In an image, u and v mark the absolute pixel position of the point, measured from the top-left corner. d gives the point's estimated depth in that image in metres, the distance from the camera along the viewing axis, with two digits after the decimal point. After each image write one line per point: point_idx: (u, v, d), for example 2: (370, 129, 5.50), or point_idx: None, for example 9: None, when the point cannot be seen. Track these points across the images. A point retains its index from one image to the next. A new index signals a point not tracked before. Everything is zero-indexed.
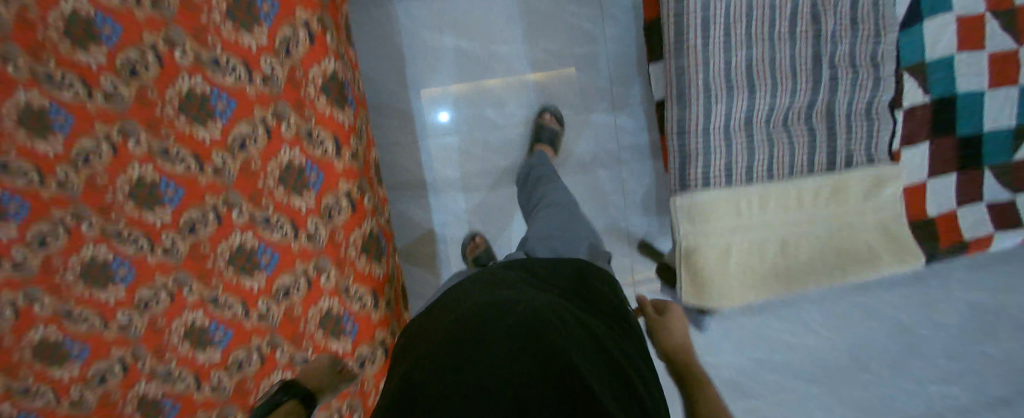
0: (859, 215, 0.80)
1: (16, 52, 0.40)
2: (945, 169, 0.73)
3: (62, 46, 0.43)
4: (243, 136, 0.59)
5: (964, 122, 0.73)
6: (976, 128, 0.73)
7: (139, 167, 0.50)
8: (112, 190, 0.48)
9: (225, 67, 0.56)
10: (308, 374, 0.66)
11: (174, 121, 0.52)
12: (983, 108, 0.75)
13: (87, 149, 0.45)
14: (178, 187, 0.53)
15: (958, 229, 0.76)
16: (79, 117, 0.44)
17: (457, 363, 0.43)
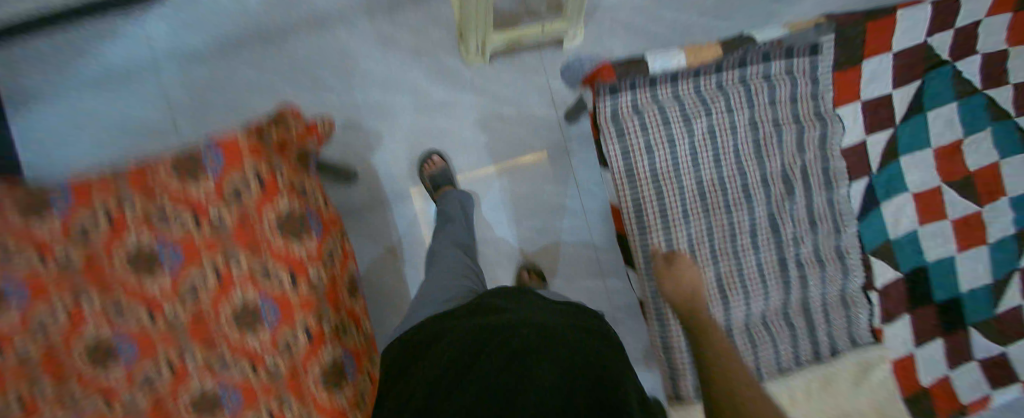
0: (872, 392, 0.61)
1: (92, 299, 0.42)
2: (944, 319, 0.66)
3: (132, 281, 0.44)
4: (288, 340, 0.50)
5: (961, 262, 0.67)
6: (975, 269, 0.66)
7: (199, 383, 0.46)
8: (177, 408, 0.44)
9: (274, 276, 0.50)
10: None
11: (229, 333, 0.48)
12: (986, 240, 0.66)
13: (146, 378, 0.44)
14: (236, 393, 0.47)
15: (972, 377, 0.66)
16: (140, 344, 0.44)
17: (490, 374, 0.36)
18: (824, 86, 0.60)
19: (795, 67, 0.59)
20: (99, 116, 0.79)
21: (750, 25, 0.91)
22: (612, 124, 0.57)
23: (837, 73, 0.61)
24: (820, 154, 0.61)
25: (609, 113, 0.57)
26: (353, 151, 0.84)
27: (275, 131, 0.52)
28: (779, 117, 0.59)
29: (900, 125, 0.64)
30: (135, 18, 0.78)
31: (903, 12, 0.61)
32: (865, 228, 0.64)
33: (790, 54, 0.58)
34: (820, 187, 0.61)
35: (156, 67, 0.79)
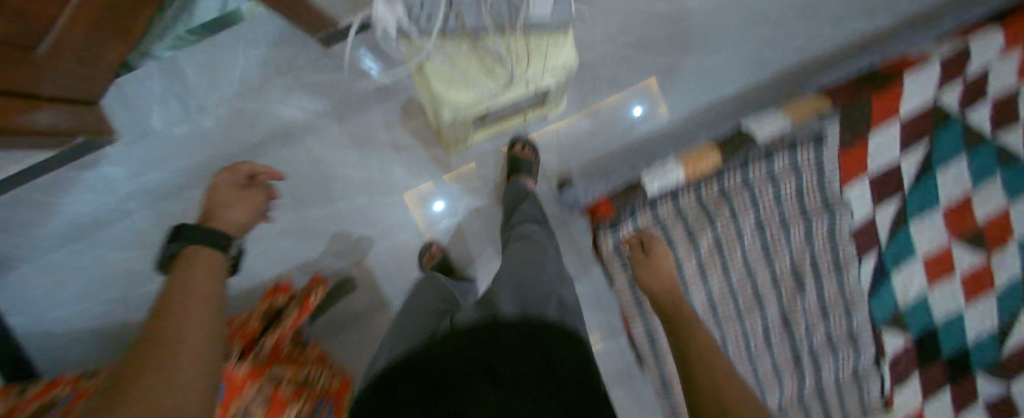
0: None
1: None
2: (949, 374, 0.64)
3: None
4: None
5: (968, 312, 0.63)
6: (980, 315, 0.63)
7: None
8: None
9: None
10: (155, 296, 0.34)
11: None
12: (995, 286, 0.62)
13: None
14: None
15: None
16: None
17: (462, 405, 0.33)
18: (831, 173, 0.58)
19: (800, 162, 0.58)
20: (78, 270, 0.76)
21: (738, 58, 0.85)
22: (619, 257, 0.60)
23: (848, 151, 0.57)
24: (828, 242, 0.61)
25: (613, 246, 0.60)
26: (347, 256, 0.84)
27: (269, 336, 0.56)
28: (785, 214, 0.60)
29: (911, 192, 0.64)
30: (89, 164, 0.73)
31: (906, 79, 0.57)
32: (875, 305, 0.67)
33: (794, 147, 0.57)
34: (829, 272, 0.62)
35: (124, 211, 0.75)
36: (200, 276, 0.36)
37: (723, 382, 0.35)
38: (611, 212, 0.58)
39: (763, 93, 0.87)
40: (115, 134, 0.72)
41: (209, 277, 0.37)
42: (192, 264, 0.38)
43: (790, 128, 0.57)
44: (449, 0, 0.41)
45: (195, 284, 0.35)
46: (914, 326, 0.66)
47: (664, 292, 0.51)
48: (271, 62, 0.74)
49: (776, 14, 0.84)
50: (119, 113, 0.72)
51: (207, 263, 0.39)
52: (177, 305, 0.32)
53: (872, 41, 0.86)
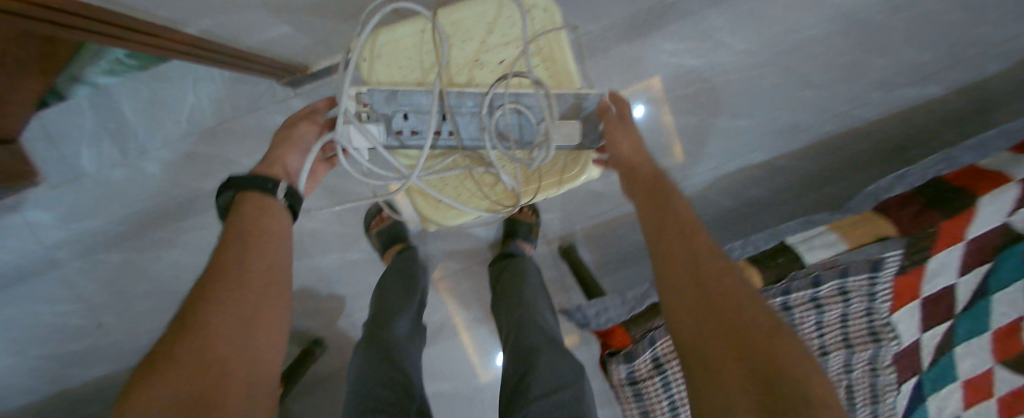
0: None
1: None
2: None
3: None
4: None
5: None
6: None
7: None
8: None
9: None
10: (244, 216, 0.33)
11: None
12: None
13: None
14: None
15: None
16: None
17: None
18: (883, 303, 0.50)
19: (850, 286, 0.49)
20: (6, 322, 0.67)
21: (771, 122, 0.75)
22: (629, 389, 0.49)
23: (904, 275, 0.49)
24: (867, 372, 0.54)
25: (622, 377, 0.48)
26: (317, 316, 0.75)
27: None
28: (825, 341, 0.52)
29: (959, 315, 0.56)
30: (11, 207, 0.63)
31: (984, 200, 0.47)
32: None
33: (846, 273, 0.49)
34: (863, 401, 0.56)
35: (53, 262, 0.65)
36: (265, 227, 0.33)
37: (735, 300, 0.26)
38: (626, 340, 0.48)
39: (798, 163, 0.76)
40: (38, 176, 0.61)
41: (273, 243, 0.34)
42: (257, 214, 0.34)
43: (843, 251, 0.50)
44: (443, 110, 0.39)
45: (255, 237, 0.32)
46: None
47: (637, 163, 0.41)
48: (228, 100, 0.63)
49: (819, 76, 0.73)
50: (41, 152, 0.61)
51: (275, 215, 0.35)
52: (233, 264, 0.30)
53: (925, 112, 0.74)
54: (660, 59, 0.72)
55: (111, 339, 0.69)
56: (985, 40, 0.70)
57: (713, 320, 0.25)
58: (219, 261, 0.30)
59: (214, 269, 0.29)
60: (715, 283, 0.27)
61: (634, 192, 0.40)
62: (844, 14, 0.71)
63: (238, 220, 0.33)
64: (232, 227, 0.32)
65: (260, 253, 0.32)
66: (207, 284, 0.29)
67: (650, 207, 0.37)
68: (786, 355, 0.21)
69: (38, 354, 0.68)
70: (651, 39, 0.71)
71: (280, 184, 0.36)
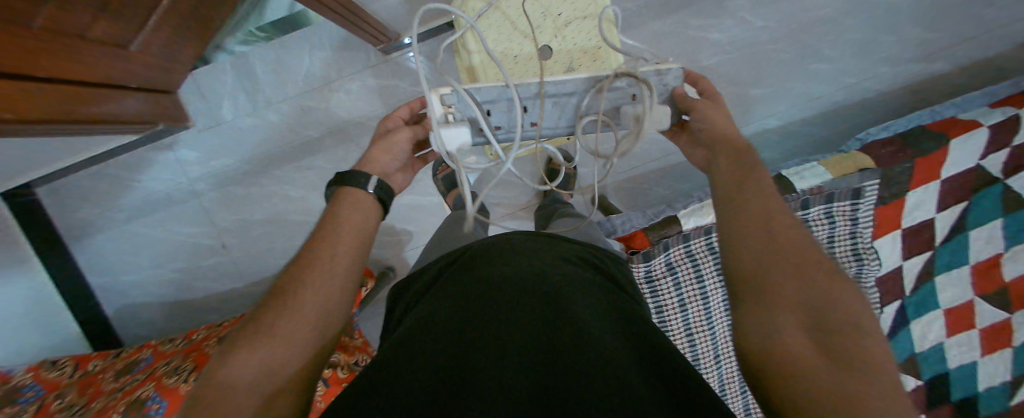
0: None
1: (202, 330, 0.75)
2: (956, 415, 0.73)
3: (212, 329, 0.75)
4: None
5: (983, 363, 0.71)
6: (996, 367, 0.70)
7: (146, 386, 0.63)
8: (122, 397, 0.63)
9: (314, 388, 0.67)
10: (346, 207, 0.37)
11: (166, 380, 0.63)
12: (1013, 343, 0.68)
13: (136, 362, 0.72)
14: (161, 399, 0.59)
15: None
16: (155, 356, 0.72)
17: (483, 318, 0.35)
18: (864, 227, 0.68)
19: (835, 211, 0.68)
20: (153, 241, 0.86)
21: (786, 93, 0.82)
22: (647, 284, 0.73)
23: (885, 206, 0.67)
24: None
25: (642, 273, 0.73)
26: (390, 249, 0.91)
27: None
28: None
29: (940, 247, 0.69)
30: (165, 146, 0.80)
31: (956, 142, 0.66)
32: (891, 346, 0.72)
33: (830, 199, 0.68)
34: None
35: (194, 192, 0.83)
36: (353, 223, 0.36)
37: (803, 257, 0.28)
38: (644, 243, 0.75)
39: (809, 128, 0.85)
40: (188, 122, 0.80)
41: (354, 232, 0.36)
42: (352, 212, 0.37)
43: (830, 181, 0.70)
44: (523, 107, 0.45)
45: (345, 230, 0.35)
46: (928, 374, 0.73)
47: (726, 132, 0.38)
48: (332, 65, 0.78)
49: (831, 50, 0.79)
50: (194, 103, 0.80)
51: (366, 210, 0.38)
52: (307, 266, 0.32)
53: (922, 87, 0.82)
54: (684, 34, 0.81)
55: (232, 257, 0.87)
56: (986, 20, 0.77)
57: (779, 273, 0.28)
58: (314, 245, 0.34)
59: (311, 250, 0.34)
60: (788, 244, 0.29)
61: (713, 160, 0.37)
62: None
63: (337, 210, 0.37)
64: (331, 214, 0.37)
65: (342, 242, 0.35)
66: (305, 265, 0.33)
67: (729, 164, 0.36)
68: (844, 311, 0.26)
69: (177, 267, 0.87)
70: (680, 16, 0.78)
71: (371, 178, 0.39)
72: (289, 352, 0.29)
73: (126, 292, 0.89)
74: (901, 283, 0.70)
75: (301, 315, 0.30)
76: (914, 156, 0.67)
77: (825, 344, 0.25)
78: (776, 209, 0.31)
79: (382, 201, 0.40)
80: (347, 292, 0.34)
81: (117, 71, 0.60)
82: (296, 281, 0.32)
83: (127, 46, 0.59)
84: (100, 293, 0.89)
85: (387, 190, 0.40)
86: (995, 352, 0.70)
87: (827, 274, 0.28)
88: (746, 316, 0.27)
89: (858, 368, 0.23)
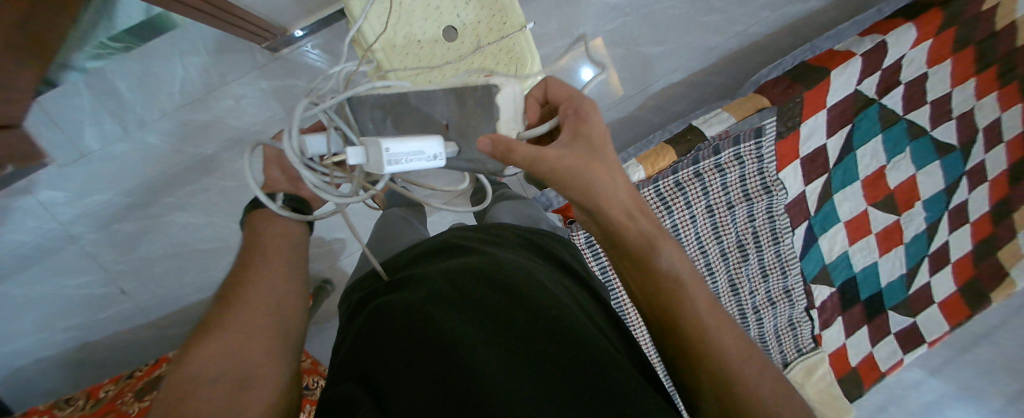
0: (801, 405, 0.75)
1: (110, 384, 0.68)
2: (867, 312, 0.82)
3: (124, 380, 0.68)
4: None
5: (881, 262, 0.81)
6: (893, 264, 0.81)
7: None
8: None
9: None
10: (267, 226, 0.39)
11: None
12: (903, 240, 0.80)
13: None
14: None
15: (860, 345, 0.83)
16: None
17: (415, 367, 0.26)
18: (768, 162, 0.73)
19: (742, 152, 0.73)
20: (32, 303, 0.74)
21: (686, 45, 0.85)
22: (589, 249, 0.74)
23: (783, 139, 0.72)
24: (767, 218, 0.77)
25: (583, 239, 0.74)
26: (323, 262, 0.86)
27: None
28: (731, 196, 0.75)
29: (834, 169, 0.76)
30: (20, 191, 0.69)
31: (835, 72, 0.71)
32: (805, 262, 0.80)
33: (737, 141, 0.73)
34: (768, 244, 0.78)
35: (73, 237, 0.72)
36: (280, 237, 0.38)
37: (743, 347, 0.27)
38: None
39: (711, 77, 0.89)
40: (47, 158, 0.68)
41: (283, 243, 0.38)
42: (271, 227, 0.39)
43: (734, 124, 0.75)
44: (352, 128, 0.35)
45: (270, 242, 0.37)
46: (840, 282, 0.81)
47: (607, 204, 0.31)
48: (214, 71, 0.71)
49: (720, 1, 0.82)
50: (47, 136, 0.68)
51: (284, 224, 0.40)
52: (248, 277, 0.34)
53: (802, 26, 0.88)
54: None
55: (138, 301, 0.79)
56: None
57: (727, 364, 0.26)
58: (245, 262, 0.35)
59: (243, 267, 0.35)
60: (698, 305, 0.29)
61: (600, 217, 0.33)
62: None
63: (256, 232, 0.38)
64: (255, 235, 0.38)
65: (270, 252, 0.37)
66: (242, 276, 0.34)
67: (650, 224, 0.32)
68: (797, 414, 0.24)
69: (73, 324, 0.77)
70: None
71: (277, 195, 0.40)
72: (259, 336, 0.30)
73: (12, 365, 0.77)
74: (807, 206, 0.77)
75: (255, 312, 0.31)
76: (802, 90, 0.72)
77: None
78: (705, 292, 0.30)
79: (296, 210, 0.41)
80: (294, 291, 0.36)
81: None
82: (241, 289, 0.33)
83: None
84: None
85: (295, 200, 0.41)
86: (890, 251, 0.80)
87: (740, 344, 0.28)
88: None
89: None
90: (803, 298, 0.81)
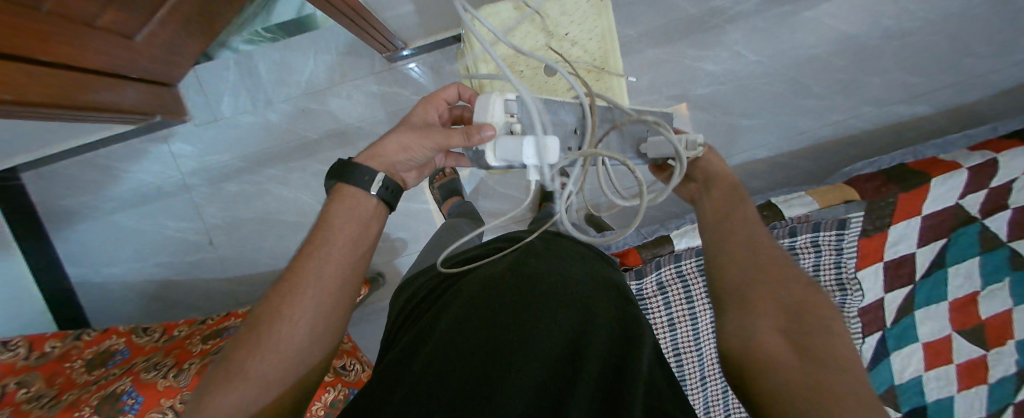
0: None
1: (184, 328, 0.75)
2: None
3: (196, 327, 0.74)
4: None
5: (959, 397, 0.73)
6: (971, 402, 0.73)
7: (122, 381, 0.60)
8: (94, 392, 0.59)
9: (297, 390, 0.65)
10: (340, 213, 0.35)
11: (143, 376, 0.60)
12: (987, 379, 0.72)
13: (110, 349, 0.70)
14: (139, 395, 0.57)
15: None
16: (134, 352, 0.71)
17: (486, 318, 0.35)
18: (847, 257, 0.70)
19: (821, 240, 0.70)
20: (138, 234, 0.85)
21: (775, 124, 0.85)
22: (637, 302, 0.74)
23: (868, 237, 0.69)
24: None
25: (634, 291, 0.74)
26: (381, 255, 0.91)
27: None
28: None
29: (921, 281, 0.71)
30: (159, 139, 0.80)
31: (936, 180, 0.68)
32: (871, 376, 0.74)
33: (817, 228, 0.70)
34: None
35: (186, 186, 0.82)
36: (350, 236, 0.34)
37: (783, 272, 0.30)
38: (636, 260, 0.76)
39: (796, 160, 0.88)
40: (186, 116, 0.80)
41: (351, 246, 0.34)
42: (348, 220, 0.34)
43: (818, 209, 0.72)
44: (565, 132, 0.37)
45: (338, 242, 0.33)
46: (906, 407, 0.75)
47: (715, 174, 0.41)
48: (337, 68, 0.80)
49: (819, 88, 0.83)
50: (194, 97, 0.80)
51: (367, 216, 0.36)
52: (290, 292, 0.31)
53: (905, 127, 0.85)
54: (682, 61, 0.81)
55: (219, 254, 0.86)
56: (965, 68, 0.81)
57: (753, 283, 0.30)
58: (307, 256, 0.33)
59: (296, 270, 0.32)
60: (727, 245, 0.34)
61: (706, 194, 0.40)
62: (847, 33, 0.79)
63: (335, 212, 0.35)
64: (332, 216, 0.35)
65: (331, 258, 0.33)
66: (292, 286, 0.31)
67: (713, 197, 0.39)
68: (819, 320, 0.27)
69: (161, 261, 0.87)
70: (677, 46, 0.81)
71: (376, 176, 0.35)
72: (273, 381, 0.28)
73: (105, 284, 0.87)
74: (882, 314, 0.72)
75: (280, 346, 0.29)
76: (897, 191, 0.69)
77: (800, 345, 0.26)
78: (756, 234, 0.34)
79: (385, 202, 0.37)
80: (335, 317, 0.33)
81: (121, 61, 0.60)
82: (276, 312, 0.30)
83: (133, 36, 0.59)
84: (77, 284, 0.87)
85: (392, 190, 0.37)
86: (970, 387, 0.72)
87: (783, 273, 0.30)
88: (730, 323, 0.29)
89: (830, 377, 0.24)
90: None
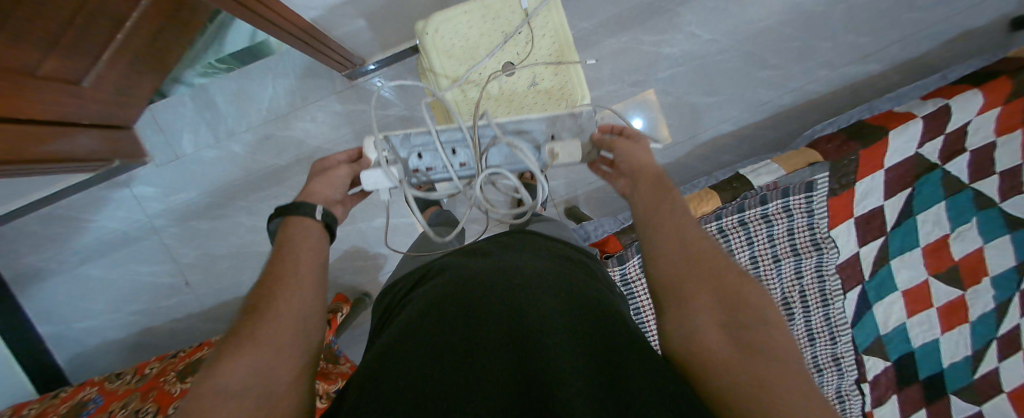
0: None
1: (157, 363, 0.70)
2: (926, 392, 0.76)
3: (170, 361, 0.70)
4: None
5: (944, 339, 0.75)
6: (956, 343, 0.74)
7: None
8: None
9: None
10: (298, 234, 0.36)
11: None
12: (969, 318, 0.74)
13: (82, 401, 0.67)
14: None
15: None
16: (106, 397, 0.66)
17: (430, 322, 0.34)
18: (819, 219, 0.72)
19: (791, 205, 0.72)
20: (111, 284, 0.82)
21: (738, 98, 0.87)
22: (623, 287, 0.74)
23: (836, 196, 0.71)
24: (816, 277, 0.75)
25: (618, 276, 0.74)
26: (365, 274, 0.90)
27: None
28: (778, 250, 0.74)
29: (892, 232, 0.73)
30: (120, 183, 0.78)
31: (893, 133, 0.70)
32: (857, 330, 0.76)
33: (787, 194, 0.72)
34: (816, 305, 0.76)
35: (154, 228, 0.80)
36: (311, 248, 0.36)
37: (715, 264, 0.31)
38: (617, 246, 0.76)
39: (762, 130, 0.90)
40: (146, 157, 0.78)
41: (313, 256, 0.36)
42: (306, 238, 0.36)
43: (784, 176, 0.75)
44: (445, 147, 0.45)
45: (301, 251, 0.35)
46: (894, 355, 0.77)
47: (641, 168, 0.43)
48: (297, 92, 0.79)
49: (774, 58, 0.85)
50: (152, 138, 0.78)
51: (317, 235, 0.37)
52: (270, 287, 0.31)
53: (860, 86, 0.88)
54: (641, 47, 0.83)
55: (197, 294, 0.84)
56: (909, 23, 0.84)
57: (688, 278, 0.31)
58: (278, 264, 0.33)
59: (271, 271, 0.33)
60: (659, 244, 0.34)
61: (635, 188, 0.42)
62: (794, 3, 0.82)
63: (288, 239, 0.36)
64: (284, 241, 0.36)
65: (304, 261, 0.34)
66: (274, 280, 0.32)
67: (642, 194, 0.40)
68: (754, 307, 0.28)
69: (138, 309, 0.84)
70: (634, 33, 0.82)
71: (316, 208, 0.38)
72: (285, 352, 0.28)
73: (81, 339, 0.84)
74: (859, 268, 0.74)
75: (277, 322, 0.29)
76: (858, 148, 0.71)
77: (737, 338, 0.26)
78: (687, 227, 0.34)
79: (328, 227, 0.39)
80: (315, 315, 0.32)
81: (71, 108, 0.58)
82: (267, 300, 0.30)
83: (80, 81, 0.57)
84: (51, 344, 0.84)
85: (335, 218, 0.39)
86: (953, 328, 0.74)
87: (717, 265, 0.31)
88: (672, 325, 0.29)
89: (768, 364, 0.25)
90: (853, 369, 0.77)
